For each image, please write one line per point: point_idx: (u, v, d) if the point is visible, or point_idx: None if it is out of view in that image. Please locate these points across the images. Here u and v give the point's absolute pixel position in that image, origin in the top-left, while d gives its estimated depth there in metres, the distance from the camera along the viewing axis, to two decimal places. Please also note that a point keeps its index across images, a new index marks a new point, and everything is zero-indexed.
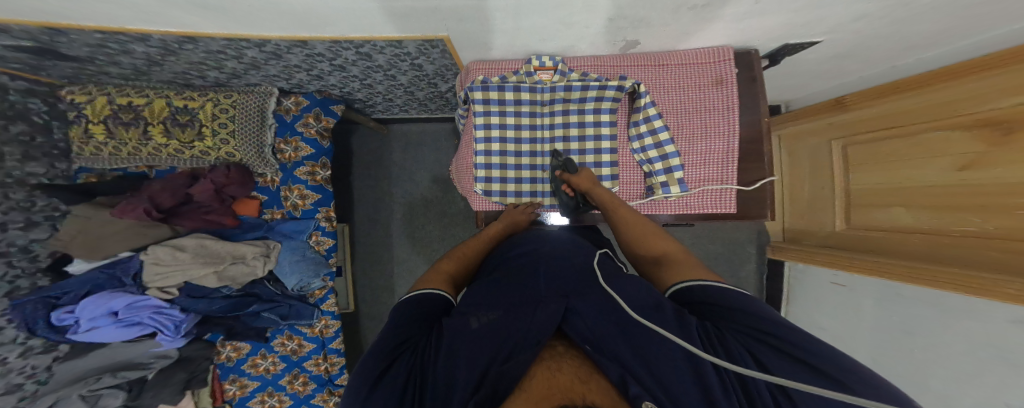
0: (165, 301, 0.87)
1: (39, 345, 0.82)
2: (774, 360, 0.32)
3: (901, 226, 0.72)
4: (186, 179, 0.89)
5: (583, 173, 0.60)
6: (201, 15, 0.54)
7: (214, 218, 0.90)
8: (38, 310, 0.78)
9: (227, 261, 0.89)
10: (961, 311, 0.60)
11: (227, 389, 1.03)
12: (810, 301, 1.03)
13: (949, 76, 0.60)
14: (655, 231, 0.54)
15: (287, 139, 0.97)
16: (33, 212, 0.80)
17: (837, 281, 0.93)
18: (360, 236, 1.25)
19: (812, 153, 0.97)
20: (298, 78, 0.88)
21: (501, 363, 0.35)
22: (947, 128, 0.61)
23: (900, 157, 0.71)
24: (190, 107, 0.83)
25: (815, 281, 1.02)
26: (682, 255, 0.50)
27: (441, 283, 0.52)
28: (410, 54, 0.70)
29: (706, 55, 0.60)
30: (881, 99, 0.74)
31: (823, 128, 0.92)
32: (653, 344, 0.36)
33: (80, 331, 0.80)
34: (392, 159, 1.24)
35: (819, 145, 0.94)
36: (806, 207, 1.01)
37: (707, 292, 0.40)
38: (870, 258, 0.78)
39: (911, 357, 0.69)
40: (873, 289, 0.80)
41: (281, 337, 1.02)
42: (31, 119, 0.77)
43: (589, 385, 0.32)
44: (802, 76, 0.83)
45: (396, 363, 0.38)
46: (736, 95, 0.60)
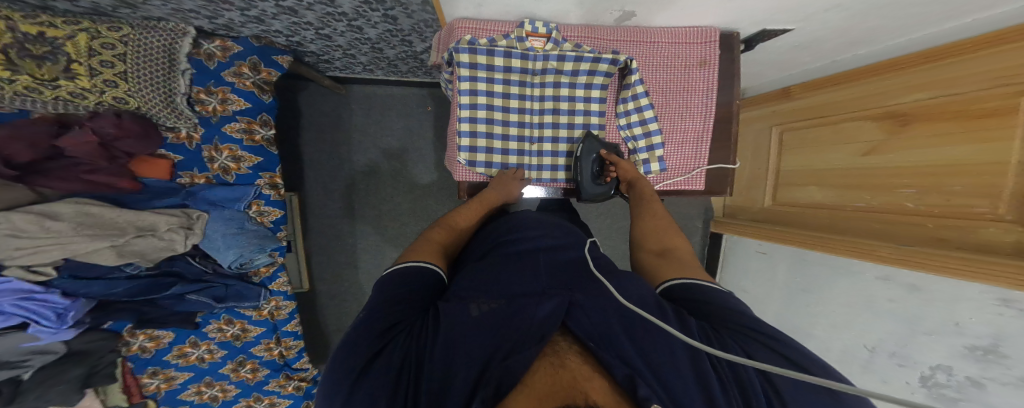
0: (36, 284, 0.66)
1: None
2: (761, 355, 0.34)
3: (813, 202, 0.90)
4: (51, 126, 0.67)
5: (626, 165, 0.67)
6: None
7: (102, 178, 0.72)
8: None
9: (130, 233, 0.71)
10: (853, 270, 0.77)
11: (145, 383, 0.89)
12: (738, 269, 1.21)
13: (865, 75, 0.75)
14: (675, 229, 0.59)
15: (210, 89, 0.80)
16: None
17: (760, 250, 1.11)
18: (313, 209, 1.12)
19: (756, 138, 1.12)
20: (227, 17, 0.72)
21: (502, 359, 0.34)
22: (863, 118, 0.76)
23: (823, 143, 0.87)
24: (48, 35, 0.58)
25: (743, 251, 1.20)
26: (690, 256, 0.54)
27: (433, 256, 0.52)
28: (385, 3, 0.62)
29: (695, 35, 0.62)
30: (817, 91, 0.88)
31: (769, 115, 1.06)
32: (659, 339, 0.37)
33: None
34: (352, 122, 1.12)
35: (762, 131, 1.09)
36: (744, 185, 1.17)
37: (699, 292, 0.43)
38: (787, 228, 0.96)
39: (814, 309, 0.88)
40: (788, 258, 0.98)
41: (216, 322, 0.89)
42: None
43: (591, 383, 0.32)
44: (762, 66, 0.90)
45: (390, 346, 0.36)
46: (716, 78, 0.65)
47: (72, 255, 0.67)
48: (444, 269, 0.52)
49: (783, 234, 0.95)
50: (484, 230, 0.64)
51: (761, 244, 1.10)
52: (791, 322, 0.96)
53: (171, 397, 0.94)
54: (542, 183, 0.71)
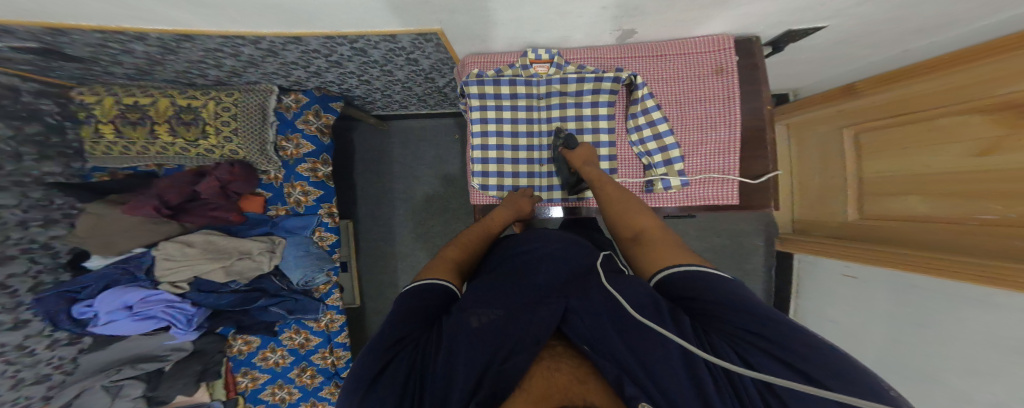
0: (176, 295, 0.90)
1: (65, 338, 0.88)
2: (759, 359, 0.31)
3: (917, 214, 0.72)
4: (192, 176, 0.93)
5: (579, 150, 0.62)
6: (192, 11, 0.57)
7: (220, 213, 0.94)
8: (60, 304, 0.83)
9: (235, 256, 0.91)
10: (977, 295, 0.59)
11: (239, 381, 1.05)
12: (822, 294, 1.02)
13: (963, 59, 0.59)
14: (638, 207, 0.54)
15: (289, 136, 0.99)
16: (51, 210, 0.84)
17: (849, 273, 0.92)
18: (363, 233, 1.26)
19: (824, 141, 0.97)
20: (296, 75, 0.89)
21: (501, 362, 0.36)
22: (966, 112, 0.61)
23: (929, 140, 0.69)
24: (193, 106, 0.86)
25: (825, 272, 1.02)
26: (662, 233, 0.50)
27: (446, 273, 0.53)
28: (405, 49, 0.71)
29: (707, 44, 0.60)
30: (882, 87, 0.75)
31: (835, 115, 0.92)
32: (652, 341, 0.34)
33: (100, 323, 0.84)
34: (393, 154, 1.25)
35: (829, 134, 0.95)
36: (817, 196, 1.02)
37: (693, 284, 0.38)
38: (887, 248, 0.78)
39: (922, 342, 0.70)
40: (886, 281, 0.80)
41: (289, 331, 1.05)
42: (43, 119, 0.80)
43: (587, 385, 0.32)
44: (803, 64, 0.82)
45: (397, 358, 0.39)
46: (736, 83, 0.61)
47: (197, 273, 0.89)
48: (455, 284, 0.52)
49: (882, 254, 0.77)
50: (500, 243, 0.64)
51: (849, 266, 0.91)
52: (894, 359, 0.75)
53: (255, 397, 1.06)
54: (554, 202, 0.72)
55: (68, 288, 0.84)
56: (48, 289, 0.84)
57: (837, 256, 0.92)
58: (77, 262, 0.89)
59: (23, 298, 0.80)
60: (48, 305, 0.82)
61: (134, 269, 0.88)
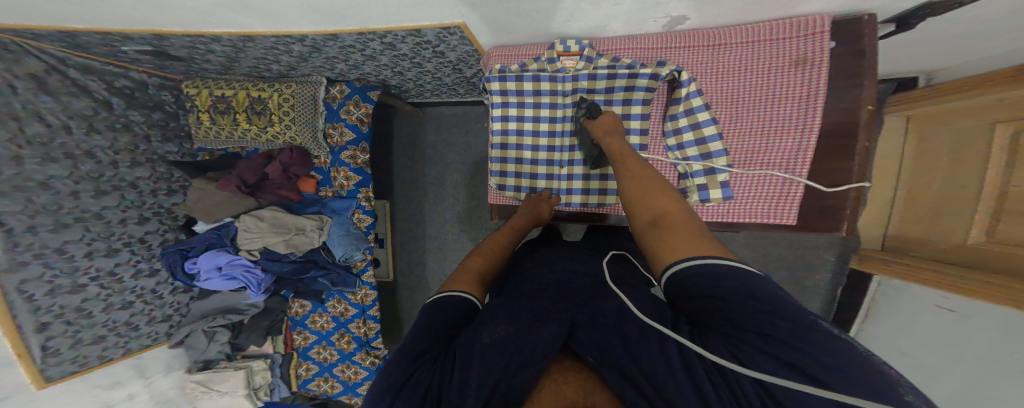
0: (251, 261, 1.08)
1: (181, 286, 1.21)
2: (757, 357, 0.28)
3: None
4: (264, 158, 1.10)
5: (602, 119, 0.61)
6: (249, 16, 0.68)
7: (283, 192, 1.08)
8: (177, 260, 1.12)
9: (292, 231, 1.06)
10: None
11: (295, 338, 1.22)
12: (904, 325, 0.88)
13: None
14: (658, 185, 0.49)
15: (335, 125, 1.08)
16: (172, 182, 1.17)
17: (945, 305, 0.77)
18: (398, 216, 1.36)
19: (959, 135, 0.75)
20: (339, 68, 0.97)
21: (512, 375, 0.36)
22: None
23: None
24: (262, 98, 1.03)
25: (915, 301, 0.85)
26: (681, 216, 0.44)
27: (468, 286, 0.54)
28: (430, 42, 0.77)
29: (790, 30, 0.54)
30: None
31: (985, 107, 0.69)
32: (648, 342, 0.35)
33: (202, 279, 1.07)
34: (427, 140, 1.30)
35: (972, 125, 0.72)
36: (931, 209, 0.81)
37: (692, 275, 0.35)
38: (983, 277, 0.65)
39: (1015, 392, 0.58)
40: (992, 317, 0.65)
41: (332, 300, 1.18)
42: (165, 108, 1.14)
43: (591, 400, 0.32)
44: (933, 42, 0.70)
45: (415, 374, 0.40)
46: (824, 80, 0.54)
47: (266, 243, 1.05)
48: (478, 296, 0.54)
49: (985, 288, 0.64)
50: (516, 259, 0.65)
51: (947, 298, 0.76)
52: (978, 404, 0.65)
53: (305, 353, 1.22)
54: (572, 207, 0.76)
55: (181, 247, 1.12)
56: (173, 248, 1.13)
57: (937, 286, 0.75)
58: (190, 225, 1.21)
59: (155, 251, 1.13)
60: (172, 259, 1.11)
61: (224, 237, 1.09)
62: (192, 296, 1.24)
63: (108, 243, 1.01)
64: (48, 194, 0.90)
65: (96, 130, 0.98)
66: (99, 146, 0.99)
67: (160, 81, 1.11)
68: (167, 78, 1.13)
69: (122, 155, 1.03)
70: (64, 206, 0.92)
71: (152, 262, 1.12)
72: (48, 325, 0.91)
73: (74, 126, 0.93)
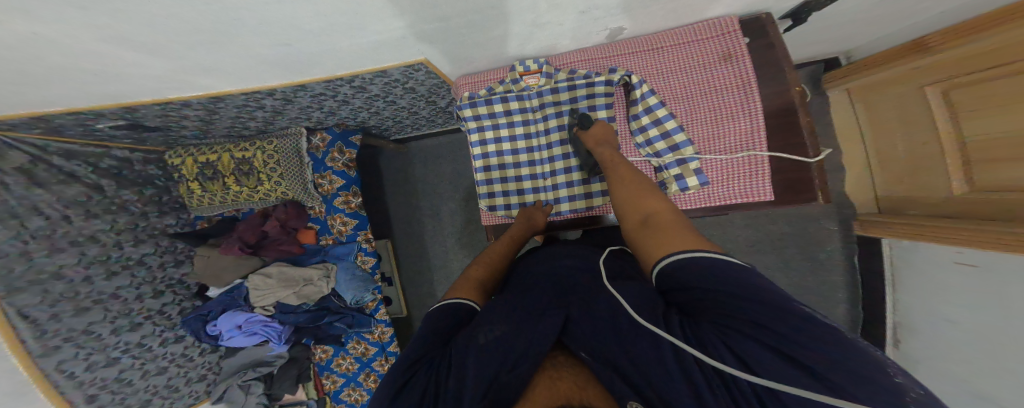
0: (268, 315, 1.11)
1: (209, 346, 1.23)
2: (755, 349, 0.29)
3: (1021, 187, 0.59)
4: (259, 218, 1.13)
5: (594, 128, 0.60)
6: (214, 78, 0.67)
7: (285, 246, 1.11)
8: (197, 325, 1.15)
9: (301, 283, 1.08)
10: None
11: (325, 382, 1.26)
12: (934, 282, 0.87)
13: None
14: (649, 189, 0.49)
15: (322, 174, 1.09)
16: (176, 254, 1.18)
17: (964, 261, 0.76)
18: (401, 248, 1.36)
19: (899, 100, 0.83)
20: (316, 116, 0.97)
21: (507, 373, 0.39)
22: None
23: None
24: (247, 158, 1.04)
25: (932, 258, 0.86)
26: (672, 216, 0.45)
27: (469, 292, 0.56)
28: (399, 80, 0.76)
29: (708, 30, 0.57)
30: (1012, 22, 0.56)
31: (908, 75, 0.77)
32: (643, 344, 0.34)
33: (226, 338, 1.11)
34: (415, 174, 1.33)
35: (905, 91, 0.80)
36: (905, 172, 0.87)
37: (695, 269, 0.35)
38: (987, 228, 0.65)
39: None
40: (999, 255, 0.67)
41: (352, 342, 1.21)
42: (155, 183, 1.14)
43: (588, 392, 0.35)
44: (853, 24, 0.71)
45: (413, 379, 0.42)
46: (752, 68, 0.56)
47: (277, 299, 1.07)
48: (480, 302, 0.56)
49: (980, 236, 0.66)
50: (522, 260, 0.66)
51: (963, 253, 0.76)
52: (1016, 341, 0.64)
53: (337, 396, 1.26)
54: (562, 215, 0.73)
55: (200, 312, 1.16)
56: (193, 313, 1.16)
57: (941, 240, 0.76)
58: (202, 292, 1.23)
59: (175, 319, 1.15)
60: (193, 325, 1.15)
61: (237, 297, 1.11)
62: (221, 354, 1.25)
63: (130, 319, 1.04)
64: (63, 283, 0.92)
65: (94, 215, 0.99)
66: (99, 228, 0.99)
67: (142, 156, 1.11)
68: (150, 152, 1.13)
69: (124, 234, 1.05)
70: (80, 291, 0.94)
71: (175, 329, 1.15)
72: (95, 397, 0.97)
73: (73, 214, 0.95)
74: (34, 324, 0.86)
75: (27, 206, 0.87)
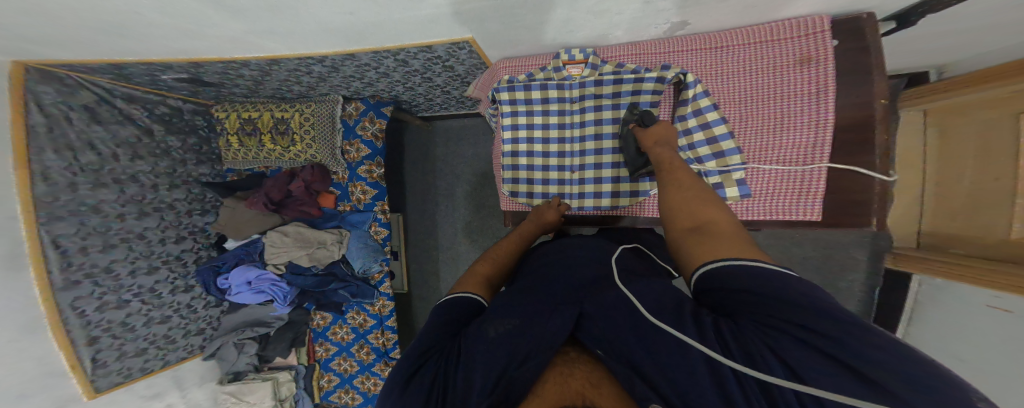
0: (277, 275, 1.13)
1: (213, 300, 1.26)
2: (803, 358, 0.27)
3: None
4: (287, 177, 1.16)
5: (654, 128, 0.58)
6: (278, 42, 0.72)
7: (306, 208, 1.14)
8: (209, 276, 1.19)
9: (314, 245, 1.11)
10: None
11: (317, 350, 1.25)
12: (948, 333, 0.82)
13: None
14: (709, 199, 0.47)
15: (351, 141, 1.14)
16: (205, 202, 1.24)
17: (999, 306, 0.69)
18: (412, 228, 1.39)
19: (986, 128, 0.72)
20: (354, 86, 1.02)
21: (517, 367, 0.38)
22: None
23: None
24: (285, 117, 1.09)
25: (963, 301, 0.80)
26: (732, 229, 0.42)
27: (475, 287, 0.56)
28: (441, 58, 0.79)
29: (790, 30, 0.55)
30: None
31: (992, 105, 0.71)
32: (675, 350, 0.33)
33: (233, 293, 1.13)
34: (436, 154, 1.36)
35: (998, 118, 0.70)
36: (964, 206, 0.79)
37: (741, 275, 0.34)
38: None
39: None
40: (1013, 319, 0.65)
41: (352, 312, 1.21)
42: (200, 133, 1.22)
43: (599, 390, 0.34)
44: (928, 41, 0.72)
45: (422, 369, 0.42)
46: (831, 77, 0.54)
47: (291, 258, 1.10)
48: (487, 298, 0.56)
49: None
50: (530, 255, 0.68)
51: (999, 297, 0.69)
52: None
53: (327, 364, 1.26)
54: (584, 210, 0.74)
55: (214, 264, 1.19)
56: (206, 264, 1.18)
57: (986, 285, 0.71)
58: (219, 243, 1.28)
59: (190, 267, 1.19)
60: (205, 276, 1.18)
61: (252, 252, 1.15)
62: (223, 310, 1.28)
63: (149, 262, 1.07)
64: (98, 218, 0.96)
65: (140, 157, 1.06)
66: (143, 171, 1.07)
67: (192, 107, 1.19)
68: (200, 104, 1.21)
69: (162, 178, 1.11)
70: (111, 227, 0.99)
71: (187, 278, 1.18)
72: (97, 339, 0.97)
73: (122, 154, 1.02)
74: (64, 256, 0.90)
75: (85, 142, 0.94)
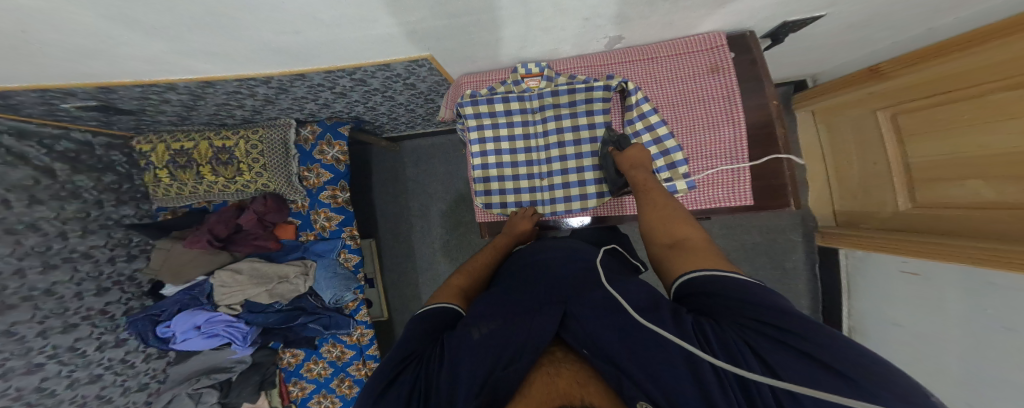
0: (233, 315, 1.04)
1: (156, 352, 1.16)
2: (775, 353, 0.31)
3: (956, 203, 0.69)
4: (234, 210, 1.07)
5: (630, 152, 0.61)
6: (211, 62, 0.66)
7: (261, 242, 1.07)
8: (146, 325, 1.04)
9: (275, 280, 1.03)
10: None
11: (291, 390, 1.17)
12: (882, 294, 0.96)
13: (993, 37, 0.56)
14: (682, 218, 0.52)
15: (309, 167, 1.08)
16: (131, 247, 1.10)
17: (908, 269, 0.85)
18: (386, 249, 1.35)
19: (855, 123, 0.92)
20: (308, 108, 0.97)
21: (501, 369, 0.38)
22: (1012, 88, 0.54)
23: (968, 121, 0.63)
24: (227, 146, 1.00)
25: (883, 272, 0.95)
26: (704, 244, 0.48)
27: (452, 297, 0.56)
28: (401, 75, 0.77)
29: (700, 44, 0.63)
30: (916, 67, 0.70)
31: (863, 99, 0.87)
32: (652, 347, 0.36)
33: (178, 342, 1.02)
34: (406, 174, 1.33)
35: (861, 116, 0.89)
36: (860, 187, 0.96)
37: (715, 283, 0.39)
38: (937, 239, 0.72)
39: (996, 347, 0.62)
40: (929, 267, 0.78)
41: (326, 345, 1.14)
42: (118, 169, 1.08)
43: (587, 388, 0.34)
44: (824, 47, 0.80)
45: (402, 374, 0.42)
46: (735, 82, 0.62)
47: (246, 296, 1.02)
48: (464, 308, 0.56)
49: (924, 246, 0.74)
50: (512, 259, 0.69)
51: (907, 261, 0.84)
52: (955, 338, 0.72)
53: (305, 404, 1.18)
54: (558, 215, 0.76)
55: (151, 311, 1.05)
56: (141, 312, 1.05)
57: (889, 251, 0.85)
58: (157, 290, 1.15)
59: (119, 320, 1.06)
60: (141, 326, 1.04)
61: (198, 296, 1.03)
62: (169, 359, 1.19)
63: (64, 319, 0.93)
64: None
65: (39, 201, 0.90)
66: (44, 216, 0.91)
67: (106, 140, 1.05)
68: (115, 136, 1.07)
69: (71, 224, 0.96)
70: (9, 286, 0.83)
71: (118, 331, 1.05)
72: None
73: (14, 199, 0.85)
74: None
75: None
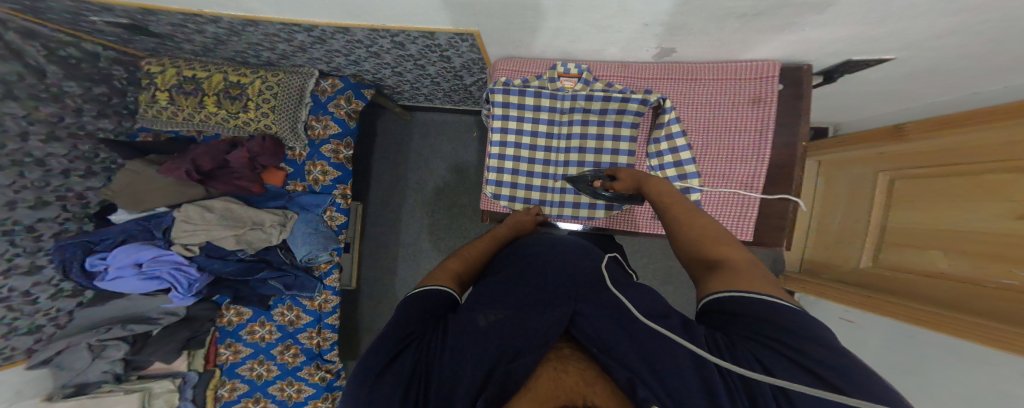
0: (184, 257, 0.94)
1: (69, 289, 0.98)
2: (780, 365, 0.29)
3: (919, 269, 0.76)
4: (225, 145, 1.01)
5: (624, 173, 0.66)
6: (264, 2, 0.68)
7: (244, 183, 0.99)
8: (76, 254, 0.90)
9: (247, 226, 0.95)
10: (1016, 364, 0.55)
11: (221, 353, 1.04)
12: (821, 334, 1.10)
13: (995, 118, 0.62)
14: (719, 238, 0.48)
15: (319, 116, 1.06)
16: (94, 163, 1.01)
17: (848, 318, 0.99)
18: (370, 218, 1.32)
19: (854, 180, 0.98)
20: (337, 62, 0.99)
21: (509, 362, 0.35)
22: (1009, 170, 0.60)
23: (961, 198, 0.69)
24: (241, 82, 0.98)
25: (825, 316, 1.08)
26: (747, 265, 0.42)
27: (448, 280, 0.51)
28: (440, 46, 0.82)
29: (751, 72, 0.67)
30: (933, 133, 0.76)
31: (870, 158, 0.94)
32: (662, 351, 0.34)
33: (107, 279, 0.88)
34: (411, 147, 1.33)
35: (860, 175, 0.96)
36: (834, 241, 1.03)
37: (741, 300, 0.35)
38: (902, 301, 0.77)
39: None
40: (901, 336, 0.81)
41: (281, 306, 1.06)
42: (113, 83, 1.03)
43: (594, 388, 0.31)
44: (864, 94, 0.87)
45: (401, 355, 0.38)
46: (772, 117, 0.67)
47: (210, 238, 0.93)
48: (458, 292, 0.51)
49: (883, 303, 0.81)
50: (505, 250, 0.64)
51: (848, 311, 0.98)
52: None
53: (232, 370, 1.04)
54: (562, 219, 0.79)
55: (87, 239, 0.91)
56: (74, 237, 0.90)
57: (846, 303, 0.93)
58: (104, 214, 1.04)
59: (45, 243, 0.92)
60: (69, 253, 0.89)
61: (154, 228, 0.95)
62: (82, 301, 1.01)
63: None
64: None
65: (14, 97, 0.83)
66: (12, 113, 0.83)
67: (114, 55, 1.01)
68: (125, 53, 1.03)
69: (37, 126, 0.88)
70: None
71: (36, 256, 0.91)
72: None
73: None
74: None
75: None
